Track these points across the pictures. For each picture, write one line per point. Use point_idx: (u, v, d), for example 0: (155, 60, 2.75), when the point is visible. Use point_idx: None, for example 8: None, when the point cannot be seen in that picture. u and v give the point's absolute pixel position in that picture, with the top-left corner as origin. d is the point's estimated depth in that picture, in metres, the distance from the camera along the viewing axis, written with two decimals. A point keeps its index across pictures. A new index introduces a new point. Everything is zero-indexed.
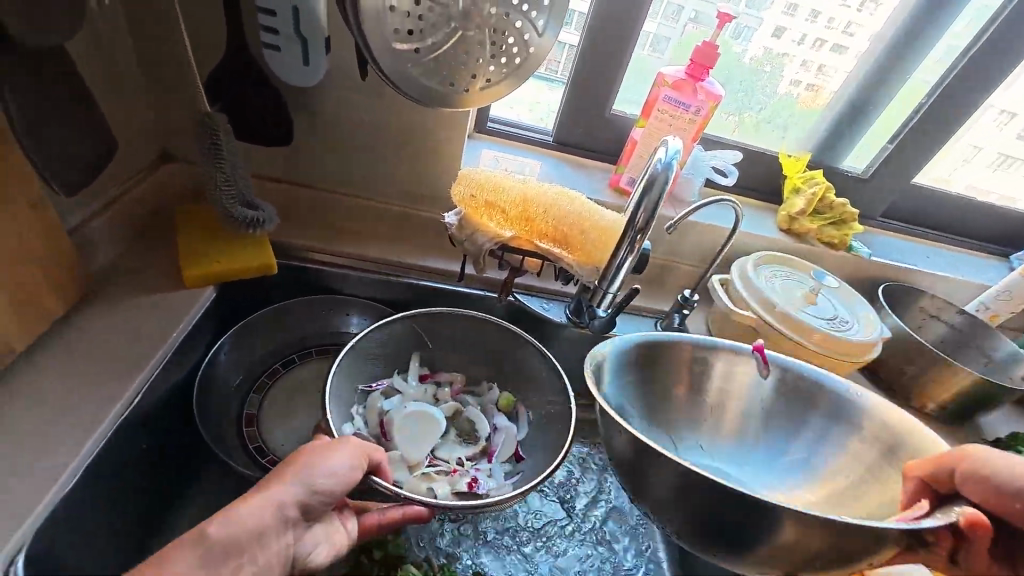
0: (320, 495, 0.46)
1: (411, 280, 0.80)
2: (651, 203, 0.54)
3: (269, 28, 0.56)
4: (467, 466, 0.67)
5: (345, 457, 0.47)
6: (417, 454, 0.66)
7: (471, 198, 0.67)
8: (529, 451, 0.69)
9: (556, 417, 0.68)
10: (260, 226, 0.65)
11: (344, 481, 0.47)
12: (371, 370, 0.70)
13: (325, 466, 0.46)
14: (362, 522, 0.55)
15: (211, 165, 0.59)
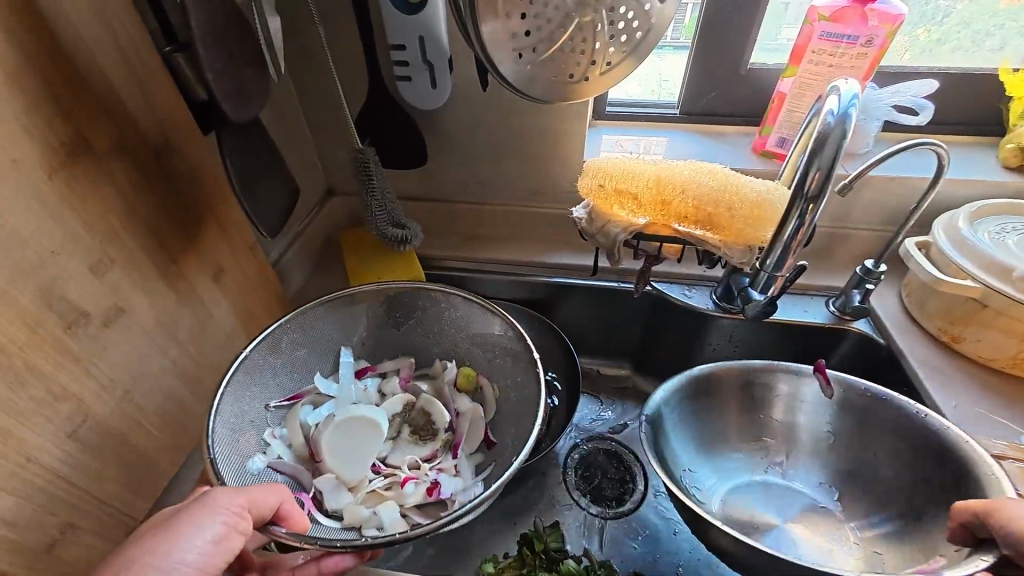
0: None
1: (546, 279, 0.81)
2: (826, 161, 0.45)
3: (401, 61, 0.61)
4: (425, 470, 0.61)
5: (197, 537, 0.39)
6: (353, 470, 0.59)
7: (599, 189, 0.64)
8: (499, 435, 0.65)
9: (517, 407, 0.64)
10: (408, 242, 0.72)
11: (212, 560, 0.40)
12: (297, 375, 0.64)
13: (170, 556, 0.38)
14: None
15: (367, 193, 0.67)
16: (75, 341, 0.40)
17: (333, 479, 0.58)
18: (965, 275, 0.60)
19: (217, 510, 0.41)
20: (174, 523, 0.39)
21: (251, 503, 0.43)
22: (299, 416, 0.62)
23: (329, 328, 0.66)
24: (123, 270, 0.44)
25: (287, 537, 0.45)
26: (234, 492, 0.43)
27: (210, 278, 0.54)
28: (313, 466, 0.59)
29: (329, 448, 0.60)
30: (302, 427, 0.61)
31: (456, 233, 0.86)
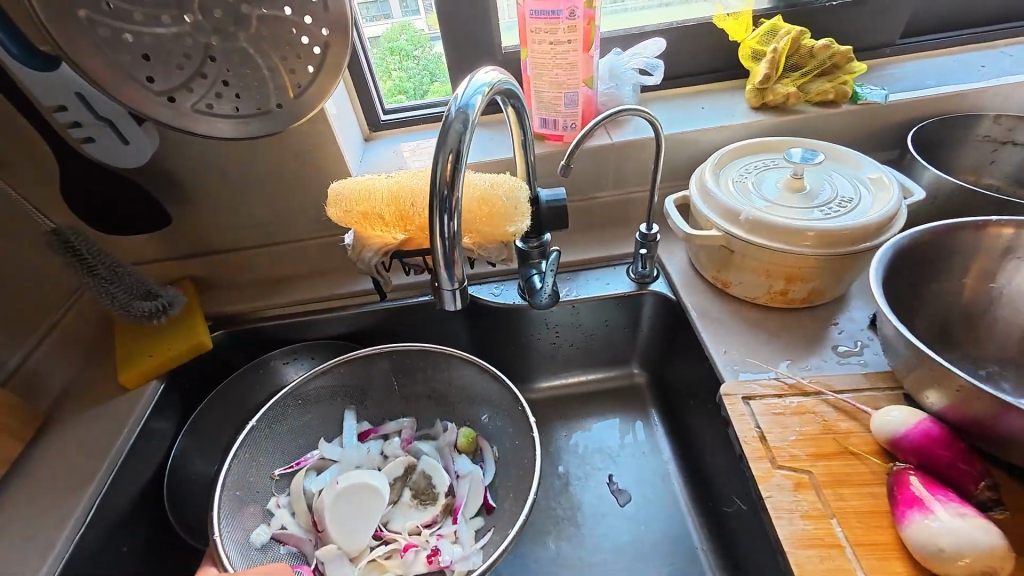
0: None
1: (349, 309, 0.76)
2: (450, 148, 0.39)
3: (71, 123, 0.54)
4: (430, 533, 0.62)
5: None
6: (353, 543, 0.59)
7: (346, 214, 0.60)
8: (499, 498, 0.64)
9: (517, 468, 0.64)
10: (167, 310, 0.66)
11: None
12: (291, 446, 0.65)
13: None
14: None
15: (83, 271, 0.60)
16: None
17: (336, 550, 0.58)
18: (713, 225, 0.61)
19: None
20: None
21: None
22: (302, 485, 0.64)
23: (326, 396, 0.68)
24: None
25: None
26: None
27: None
28: (314, 535, 0.60)
29: (331, 522, 0.60)
30: (306, 494, 0.63)
31: (251, 281, 0.79)
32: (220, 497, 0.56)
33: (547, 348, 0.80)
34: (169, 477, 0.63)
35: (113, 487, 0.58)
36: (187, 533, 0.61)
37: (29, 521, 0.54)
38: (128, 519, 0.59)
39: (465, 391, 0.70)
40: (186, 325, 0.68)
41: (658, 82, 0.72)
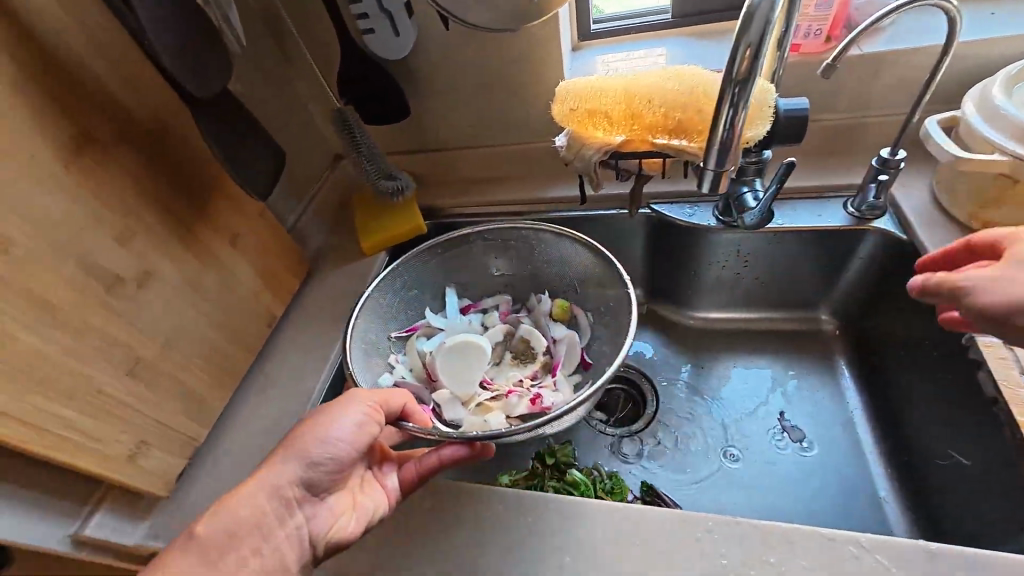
0: (321, 470, 0.45)
1: (539, 215, 0.81)
2: (758, 35, 0.41)
3: (361, 14, 0.63)
4: (536, 385, 0.66)
5: (353, 415, 0.46)
6: (467, 387, 0.63)
7: (573, 111, 0.62)
8: (596, 356, 0.67)
9: (615, 333, 0.65)
10: (402, 192, 0.78)
11: (353, 443, 0.45)
12: (411, 309, 0.71)
13: (324, 433, 0.45)
14: (400, 479, 0.50)
15: (352, 145, 0.72)
16: (114, 299, 0.49)
17: (449, 395, 0.63)
18: (996, 148, 0.53)
19: (356, 402, 0.47)
20: (330, 409, 0.46)
21: (383, 403, 0.48)
22: (416, 345, 0.68)
23: (435, 267, 0.73)
24: (144, 239, 0.52)
25: (416, 429, 0.51)
26: (368, 391, 0.48)
27: (226, 243, 0.62)
28: (430, 385, 0.64)
29: (444, 372, 0.64)
30: (420, 355, 0.67)
31: (456, 180, 0.88)
32: (349, 348, 0.62)
33: (727, 277, 0.79)
34: None
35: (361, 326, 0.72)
36: None
37: (308, 338, 0.70)
38: None
39: (558, 267, 0.72)
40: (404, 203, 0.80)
41: None
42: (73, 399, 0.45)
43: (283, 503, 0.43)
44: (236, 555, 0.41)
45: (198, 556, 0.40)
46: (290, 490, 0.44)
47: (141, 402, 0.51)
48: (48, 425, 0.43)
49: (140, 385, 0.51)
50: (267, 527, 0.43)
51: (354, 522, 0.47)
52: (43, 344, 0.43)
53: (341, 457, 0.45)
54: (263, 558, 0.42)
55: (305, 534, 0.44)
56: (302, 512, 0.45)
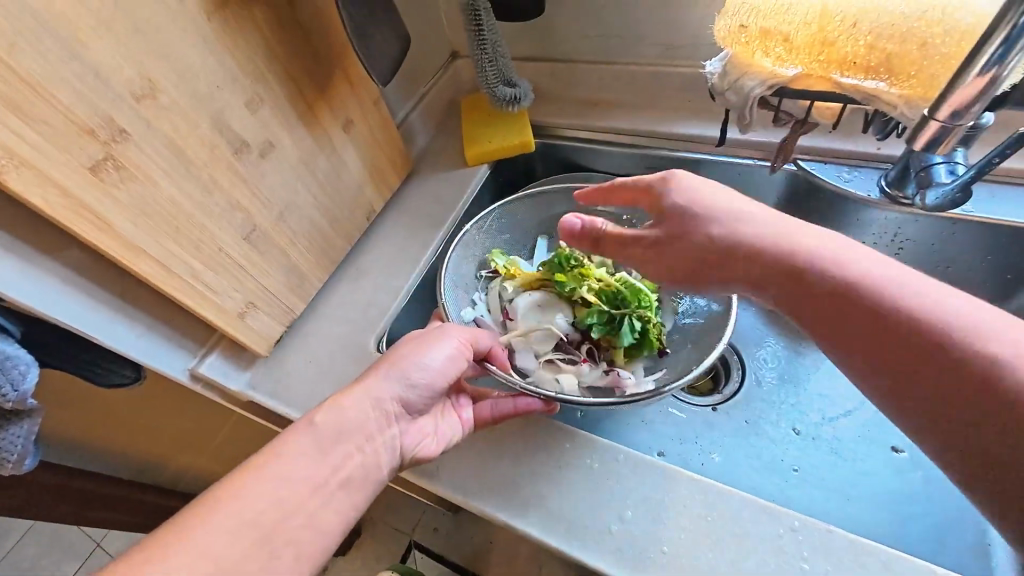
0: (417, 390, 0.45)
1: (665, 152, 0.74)
2: None
3: None
4: (602, 360, 0.59)
5: (441, 351, 0.46)
6: (545, 342, 0.58)
7: (739, 30, 0.51)
8: (677, 347, 0.59)
9: (697, 324, 0.58)
10: (518, 101, 0.72)
11: (444, 373, 0.46)
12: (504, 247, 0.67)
13: (422, 357, 0.45)
14: (475, 413, 0.50)
15: (477, 48, 0.67)
16: (240, 164, 0.50)
17: (523, 343, 0.59)
18: None
19: (446, 336, 0.47)
20: (419, 339, 0.46)
21: (473, 340, 0.49)
22: (500, 288, 0.63)
23: (525, 218, 0.68)
24: (270, 108, 0.52)
25: (496, 370, 0.51)
26: (460, 328, 0.49)
27: (340, 127, 0.61)
28: (504, 327, 0.62)
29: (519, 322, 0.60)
30: (500, 299, 0.63)
31: (577, 98, 0.80)
32: (444, 275, 0.60)
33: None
34: None
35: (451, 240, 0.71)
36: None
37: (401, 238, 0.71)
38: None
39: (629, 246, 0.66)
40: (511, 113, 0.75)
41: None
42: (200, 251, 0.48)
43: (382, 416, 0.44)
44: (345, 451, 0.41)
45: (313, 440, 0.41)
46: (392, 403, 0.44)
47: (253, 267, 0.54)
48: (178, 270, 0.47)
49: (255, 251, 0.54)
50: (370, 433, 0.43)
51: (434, 444, 0.47)
52: (180, 194, 0.45)
53: (434, 384, 0.46)
54: (359, 461, 0.42)
55: (397, 445, 0.45)
56: (398, 426, 0.45)
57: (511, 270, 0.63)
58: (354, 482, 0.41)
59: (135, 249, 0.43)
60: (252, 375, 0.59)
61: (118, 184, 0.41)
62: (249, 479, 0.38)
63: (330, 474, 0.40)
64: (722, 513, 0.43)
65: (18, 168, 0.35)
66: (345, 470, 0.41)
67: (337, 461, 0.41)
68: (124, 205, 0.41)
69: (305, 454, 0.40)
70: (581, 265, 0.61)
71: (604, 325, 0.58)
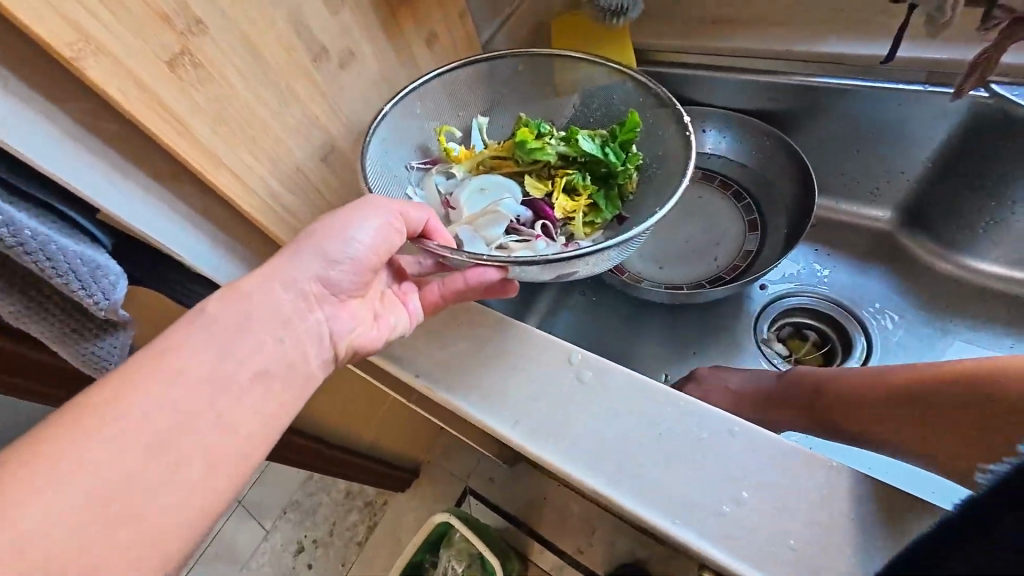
0: (339, 267, 0.42)
1: (800, 77, 0.61)
2: None
3: None
4: (557, 237, 0.56)
5: (363, 225, 0.42)
6: (491, 225, 0.54)
7: None
8: (634, 212, 0.56)
9: (660, 179, 0.54)
10: (622, 14, 0.61)
11: (375, 249, 0.43)
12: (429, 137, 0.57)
13: (344, 232, 0.42)
14: (422, 297, 0.48)
15: None
16: (320, 74, 0.46)
17: (472, 231, 0.54)
18: None
19: (374, 208, 0.43)
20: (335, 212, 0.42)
21: (406, 214, 0.45)
22: (436, 179, 0.57)
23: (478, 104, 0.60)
24: (352, 12, 0.47)
25: (438, 247, 0.47)
26: (390, 198, 0.44)
27: (423, 42, 0.55)
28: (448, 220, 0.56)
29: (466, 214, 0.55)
30: (438, 191, 0.57)
31: (692, 14, 0.67)
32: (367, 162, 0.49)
33: None
34: None
35: None
36: None
37: None
38: None
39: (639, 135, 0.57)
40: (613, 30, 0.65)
41: None
42: (278, 168, 0.45)
43: (303, 299, 0.41)
44: (257, 338, 0.38)
45: (209, 331, 0.37)
46: (312, 283, 0.41)
47: (330, 192, 0.51)
48: (256, 187, 0.44)
49: (332, 174, 0.50)
50: (288, 320, 0.40)
51: (376, 332, 0.46)
52: (257, 102, 0.41)
53: (363, 258, 0.43)
54: (276, 346, 0.39)
55: (326, 333, 0.42)
56: (322, 311, 0.42)
57: (455, 154, 0.57)
58: (275, 379, 0.38)
59: (214, 159, 0.40)
60: None
61: (196, 84, 0.37)
62: (147, 371, 0.34)
63: (241, 365, 0.37)
64: (874, 505, 0.36)
65: (95, 55, 0.32)
66: (259, 362, 0.38)
67: (246, 355, 0.37)
68: (203, 108, 0.38)
69: (205, 345, 0.36)
70: (539, 132, 0.56)
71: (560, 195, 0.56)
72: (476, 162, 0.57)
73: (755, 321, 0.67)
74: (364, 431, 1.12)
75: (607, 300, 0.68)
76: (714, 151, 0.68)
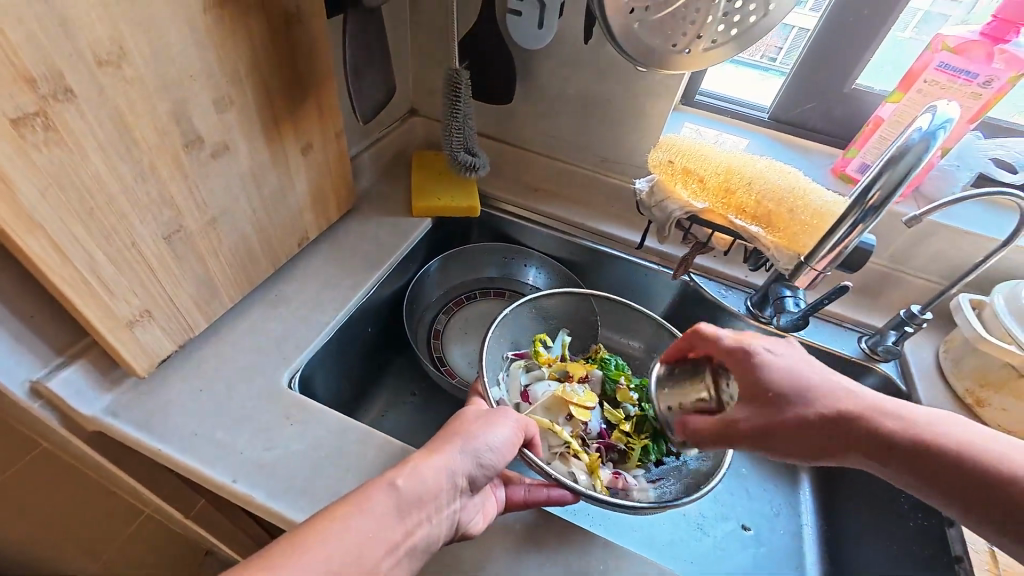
0: (486, 470, 0.42)
1: (590, 244, 0.84)
2: (890, 181, 0.45)
3: None
4: (607, 462, 0.60)
5: (507, 432, 0.44)
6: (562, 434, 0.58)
7: (668, 164, 0.65)
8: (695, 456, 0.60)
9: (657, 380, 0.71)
10: (474, 170, 0.77)
11: (508, 456, 0.44)
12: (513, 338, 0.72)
13: (494, 436, 0.43)
14: (508, 495, 0.50)
15: (448, 114, 0.71)
16: (187, 159, 0.45)
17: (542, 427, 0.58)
18: (1011, 338, 0.58)
19: (511, 418, 0.46)
20: (492, 416, 0.45)
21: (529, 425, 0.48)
22: (519, 375, 0.66)
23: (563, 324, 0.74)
24: (237, 114, 0.49)
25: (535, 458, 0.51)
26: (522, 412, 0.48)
27: (299, 150, 0.59)
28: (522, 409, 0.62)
29: (536, 412, 0.60)
30: (518, 384, 0.65)
31: (520, 180, 0.89)
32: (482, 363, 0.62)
33: None
34: (409, 289, 0.76)
35: (380, 283, 0.70)
36: (413, 337, 0.73)
37: (330, 271, 0.68)
38: (377, 308, 0.71)
39: None
40: (464, 178, 0.81)
41: (1015, 182, 0.68)
42: (109, 241, 0.41)
43: (453, 490, 0.40)
44: (415, 520, 0.37)
45: (393, 504, 0.36)
46: (461, 479, 0.41)
47: (165, 273, 0.47)
48: (75, 257, 0.39)
49: (171, 255, 0.47)
50: (440, 503, 0.39)
51: (478, 519, 0.45)
52: (108, 174, 0.39)
53: (502, 464, 0.44)
54: (426, 534, 0.38)
55: (455, 520, 0.41)
56: (460, 502, 0.41)
57: (542, 356, 0.66)
58: (416, 553, 0.37)
59: (30, 223, 0.35)
60: (114, 397, 0.49)
61: (41, 146, 0.34)
62: (296, 550, 0.31)
63: (402, 539, 0.36)
64: None
65: None
66: (410, 540, 0.37)
67: (411, 526, 0.37)
68: (38, 170, 0.35)
69: (368, 526, 0.34)
70: (619, 368, 0.66)
71: (626, 429, 0.61)
72: (555, 368, 0.66)
73: None
74: (85, 564, 0.84)
75: (434, 403, 0.73)
76: (531, 282, 0.85)
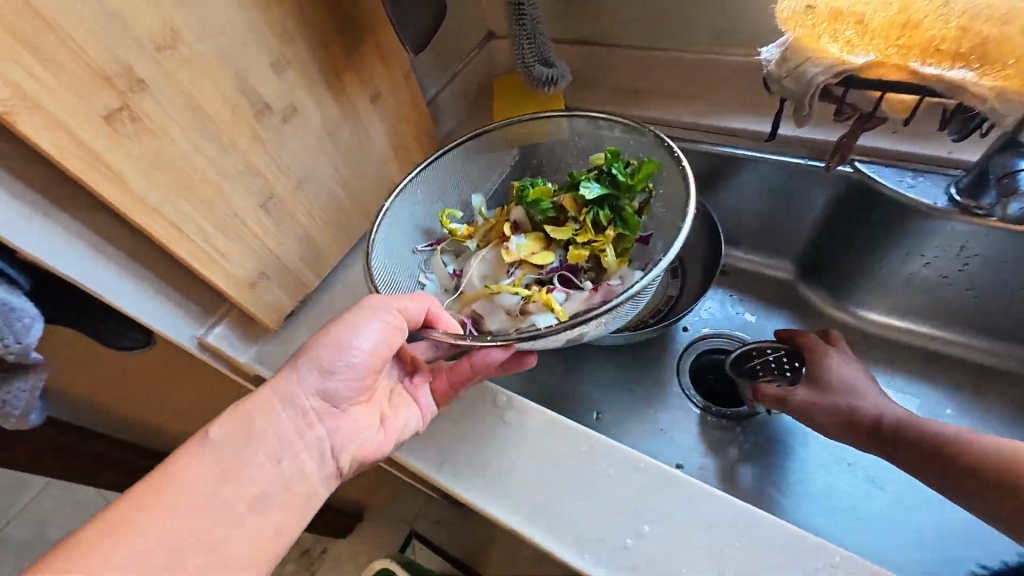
0: (336, 381, 0.44)
1: (712, 146, 0.67)
2: None
3: None
4: (585, 281, 0.56)
5: (363, 335, 0.44)
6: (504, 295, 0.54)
7: (804, 11, 0.46)
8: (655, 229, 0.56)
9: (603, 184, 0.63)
10: (555, 83, 0.68)
11: (376, 353, 0.45)
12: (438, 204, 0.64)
13: (344, 341, 0.44)
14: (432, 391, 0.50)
15: (514, 23, 0.63)
16: (261, 127, 0.48)
17: (486, 303, 0.55)
18: None
19: (371, 313, 0.44)
20: (338, 322, 0.44)
21: (404, 308, 0.46)
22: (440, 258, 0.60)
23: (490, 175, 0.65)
24: (297, 72, 0.50)
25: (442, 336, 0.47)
26: (388, 297, 0.45)
27: (368, 100, 0.58)
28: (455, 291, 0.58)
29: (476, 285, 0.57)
30: (445, 269, 0.60)
31: (616, 85, 0.76)
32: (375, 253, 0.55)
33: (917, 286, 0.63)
34: None
35: None
36: None
37: None
38: None
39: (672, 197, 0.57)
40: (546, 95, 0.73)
41: None
42: (213, 213, 0.46)
43: (301, 417, 0.44)
44: (254, 462, 0.41)
45: (225, 453, 0.40)
46: (307, 402, 0.44)
47: (268, 236, 0.52)
48: (189, 230, 0.45)
49: (269, 220, 0.52)
50: (289, 438, 0.43)
51: (381, 437, 0.47)
52: (196, 152, 0.43)
53: (361, 366, 0.45)
54: (275, 472, 0.42)
55: (324, 446, 0.45)
56: (322, 425, 0.45)
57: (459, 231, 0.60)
58: (272, 502, 0.41)
59: (146, 205, 0.41)
60: (258, 348, 0.58)
61: (133, 137, 0.39)
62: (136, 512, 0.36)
63: (238, 494, 0.39)
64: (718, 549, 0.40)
65: (28, 110, 0.34)
66: (255, 489, 0.40)
67: (254, 466, 0.41)
68: (137, 158, 0.40)
69: (209, 479, 0.39)
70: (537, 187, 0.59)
71: (582, 240, 0.55)
72: (478, 233, 0.60)
73: (681, 357, 0.67)
74: None
75: None
76: None
